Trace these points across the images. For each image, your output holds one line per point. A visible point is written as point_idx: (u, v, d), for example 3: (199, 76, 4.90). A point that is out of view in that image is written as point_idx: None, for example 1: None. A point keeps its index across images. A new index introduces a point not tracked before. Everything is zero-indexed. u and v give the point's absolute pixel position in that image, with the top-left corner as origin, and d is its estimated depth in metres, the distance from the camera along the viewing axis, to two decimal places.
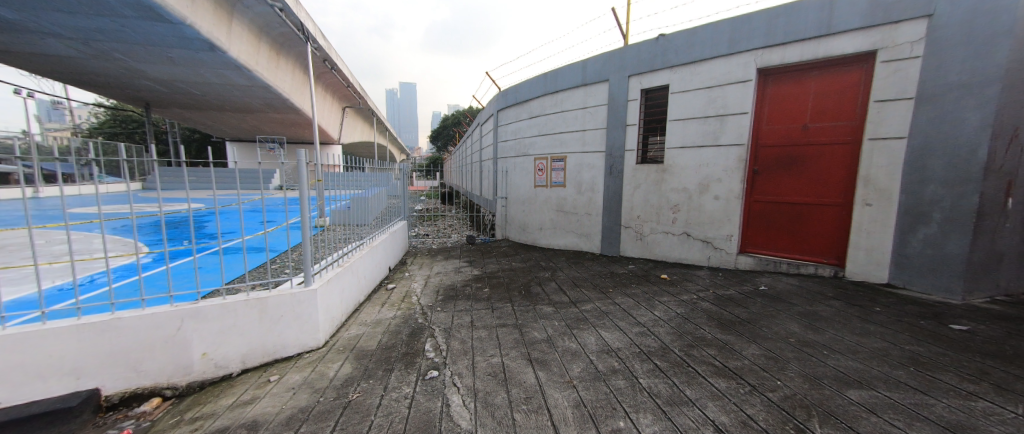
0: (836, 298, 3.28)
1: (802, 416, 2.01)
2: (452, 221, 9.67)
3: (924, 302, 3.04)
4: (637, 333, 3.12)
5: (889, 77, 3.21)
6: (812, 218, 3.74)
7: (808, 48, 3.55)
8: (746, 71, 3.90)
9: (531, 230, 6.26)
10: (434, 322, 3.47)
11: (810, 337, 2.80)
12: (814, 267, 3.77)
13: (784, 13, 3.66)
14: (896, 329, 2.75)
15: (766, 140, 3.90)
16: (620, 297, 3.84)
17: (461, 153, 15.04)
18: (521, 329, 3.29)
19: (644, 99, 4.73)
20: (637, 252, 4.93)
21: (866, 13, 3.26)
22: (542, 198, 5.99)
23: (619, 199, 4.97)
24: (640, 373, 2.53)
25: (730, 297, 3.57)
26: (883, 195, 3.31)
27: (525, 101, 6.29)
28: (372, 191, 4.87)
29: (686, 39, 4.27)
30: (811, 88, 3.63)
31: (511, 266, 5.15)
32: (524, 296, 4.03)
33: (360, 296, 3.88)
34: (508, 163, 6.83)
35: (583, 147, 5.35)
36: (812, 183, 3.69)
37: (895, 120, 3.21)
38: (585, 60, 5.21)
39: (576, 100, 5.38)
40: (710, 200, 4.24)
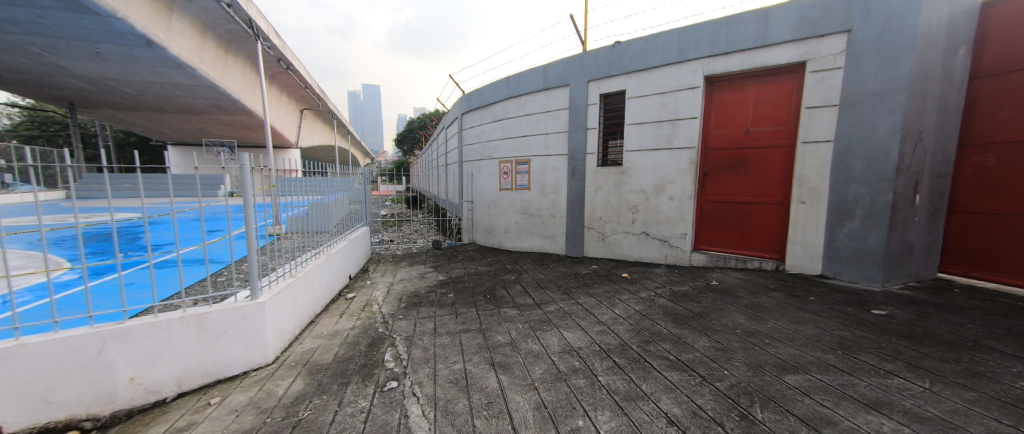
0: (778, 290, 3.53)
1: (746, 402, 2.14)
2: (419, 226, 9.47)
3: (851, 290, 3.34)
4: (598, 332, 3.19)
5: (817, 85, 3.51)
6: (756, 216, 4.00)
7: (748, 58, 3.81)
8: (694, 78, 4.12)
9: (498, 234, 6.25)
10: (396, 330, 3.37)
11: (754, 327, 2.99)
12: (759, 262, 4.02)
13: (726, 24, 3.91)
14: (828, 316, 3.00)
15: (714, 143, 4.14)
16: (582, 297, 3.92)
17: (426, 156, 14.80)
18: (485, 333, 3.26)
19: (603, 103, 4.88)
20: (600, 252, 5.06)
21: (795, 27, 3.55)
22: (508, 201, 6.01)
23: (582, 201, 5.08)
24: (600, 371, 2.59)
25: (684, 293, 3.74)
26: (815, 193, 3.61)
27: (489, 105, 6.30)
28: (333, 196, 4.69)
29: (640, 47, 4.45)
30: (751, 95, 3.90)
31: (477, 270, 5.12)
32: (489, 300, 4.01)
33: (316, 307, 3.70)
34: (473, 166, 6.79)
35: (546, 151, 5.42)
36: (755, 184, 3.96)
37: (823, 125, 3.51)
38: (546, 65, 5.31)
39: (538, 104, 5.46)
40: (665, 200, 4.43)
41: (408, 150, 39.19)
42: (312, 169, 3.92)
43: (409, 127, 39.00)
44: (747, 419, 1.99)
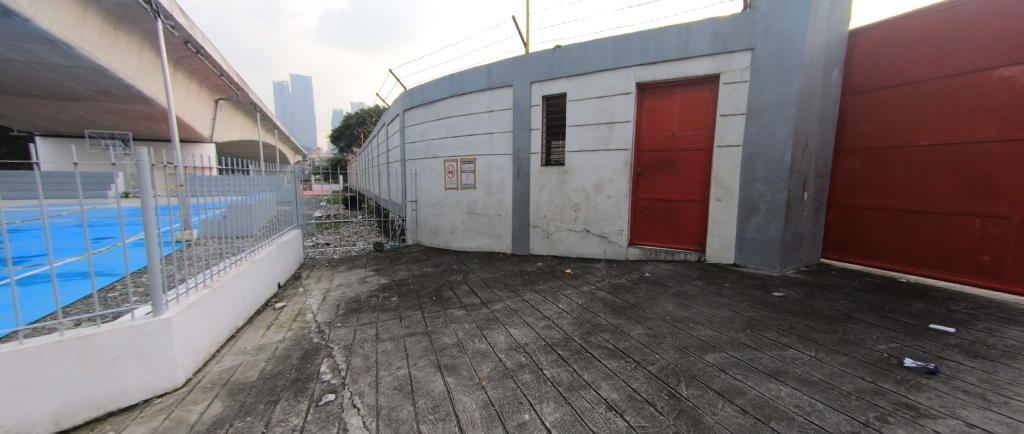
0: (699, 279, 3.93)
1: (674, 382, 2.36)
2: (358, 228, 8.95)
3: (757, 276, 3.83)
4: (544, 327, 3.28)
5: (728, 96, 3.97)
6: (682, 212, 4.41)
7: (672, 68, 4.18)
8: (627, 84, 4.41)
9: (444, 234, 6.14)
10: (333, 339, 3.15)
11: (681, 313, 3.30)
12: (684, 254, 4.44)
13: (653, 36, 4.24)
14: (739, 300, 3.41)
15: (646, 146, 4.47)
16: (528, 294, 4.01)
17: (366, 154, 14.03)
18: (432, 336, 3.19)
19: (545, 105, 5.03)
20: (544, 250, 5.20)
21: (711, 43, 3.97)
22: (453, 201, 5.93)
23: (527, 200, 5.19)
24: (545, 364, 2.67)
25: (621, 285, 4.00)
26: (728, 192, 4.07)
27: (433, 102, 6.14)
28: (257, 197, 4.24)
29: (578, 52, 4.66)
30: (676, 102, 4.28)
31: (423, 271, 4.97)
32: (435, 302, 3.93)
33: (237, 320, 3.32)
34: (417, 165, 6.58)
35: (491, 150, 5.44)
36: (680, 183, 4.36)
37: (734, 131, 3.98)
38: (490, 65, 5.32)
39: (482, 103, 5.45)
40: (604, 199, 4.70)
41: (347, 147, 36.81)
42: (231, 167, 3.51)
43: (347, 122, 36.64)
44: (675, 397, 2.19)
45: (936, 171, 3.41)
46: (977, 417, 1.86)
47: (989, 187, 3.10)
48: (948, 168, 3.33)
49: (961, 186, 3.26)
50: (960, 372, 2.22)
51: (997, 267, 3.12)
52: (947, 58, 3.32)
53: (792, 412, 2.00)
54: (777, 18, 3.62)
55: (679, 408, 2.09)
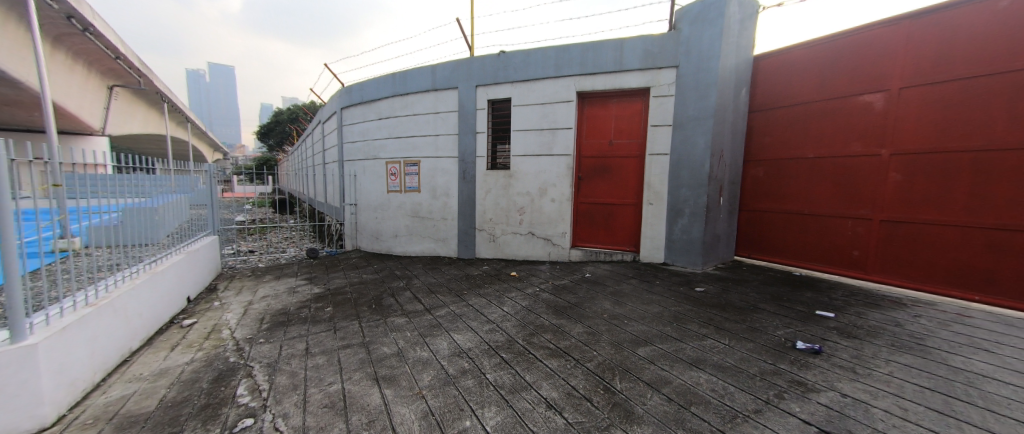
0: (634, 277, 4.20)
1: (609, 376, 2.48)
2: (289, 234, 8.22)
3: (683, 273, 4.20)
4: (487, 331, 3.27)
5: (657, 108, 4.31)
6: (618, 215, 4.68)
7: (609, 79, 4.44)
8: (568, 92, 4.60)
9: (386, 238, 5.88)
10: (253, 357, 2.84)
11: (617, 311, 3.49)
12: (621, 254, 4.71)
13: (591, 48, 4.47)
14: (667, 296, 3.70)
15: (586, 152, 4.68)
16: (473, 298, 3.97)
17: (299, 154, 12.98)
18: (369, 347, 3.02)
19: (490, 109, 5.06)
20: (491, 253, 5.21)
21: (642, 58, 4.29)
22: (396, 204, 5.71)
23: (473, 203, 5.16)
24: (488, 368, 2.66)
25: (564, 286, 4.14)
26: (658, 196, 4.41)
27: (374, 101, 5.88)
28: (162, 200, 3.68)
29: (522, 59, 4.76)
30: (613, 111, 4.55)
31: (362, 279, 4.70)
32: (374, 310, 3.73)
33: (131, 342, 2.85)
34: (357, 166, 6.23)
35: (435, 152, 5.33)
36: (617, 188, 4.63)
37: (662, 140, 4.32)
38: (434, 65, 5.23)
39: (426, 105, 5.33)
40: (547, 202, 4.83)
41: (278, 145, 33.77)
42: (130, 164, 3.02)
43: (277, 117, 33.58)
44: (609, 391, 2.31)
45: (821, 179, 4.00)
46: (849, 388, 2.21)
47: (858, 193, 3.72)
48: (829, 177, 3.93)
49: (838, 192, 3.87)
50: (837, 350, 2.62)
51: (864, 260, 3.74)
52: (827, 85, 3.92)
53: (709, 397, 2.21)
54: (697, 41, 4.02)
55: (613, 401, 2.20)
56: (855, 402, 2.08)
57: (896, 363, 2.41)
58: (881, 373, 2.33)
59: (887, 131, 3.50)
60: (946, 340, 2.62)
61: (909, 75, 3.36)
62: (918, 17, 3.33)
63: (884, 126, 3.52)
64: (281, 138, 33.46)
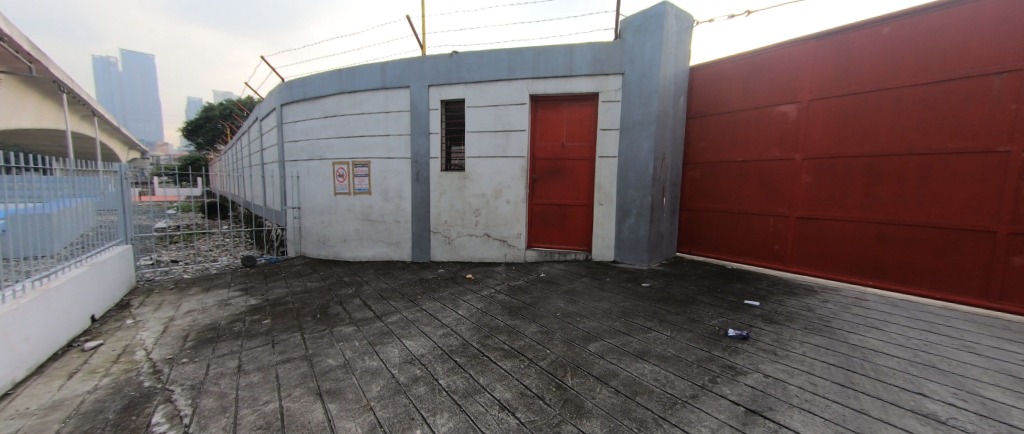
0: (586, 276, 4.34)
1: (561, 374, 2.53)
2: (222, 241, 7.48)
3: (631, 270, 4.41)
4: (441, 335, 3.21)
5: (606, 112, 4.50)
6: (571, 216, 4.82)
7: (560, 84, 4.56)
8: (521, 95, 4.65)
9: (334, 244, 5.57)
10: (174, 380, 2.53)
11: (569, 309, 3.58)
12: (574, 253, 4.85)
13: (543, 52, 4.57)
14: (616, 292, 3.87)
15: (540, 154, 4.77)
16: (427, 302, 3.88)
17: (234, 153, 11.89)
18: (312, 359, 2.82)
19: (444, 109, 4.98)
20: (446, 256, 5.13)
21: (591, 64, 4.46)
22: (345, 207, 5.43)
23: (427, 205, 5.05)
24: (441, 374, 2.60)
25: (519, 287, 4.17)
26: (608, 197, 4.61)
27: (319, 98, 5.54)
28: (59, 205, 3.17)
29: (475, 60, 4.74)
30: (564, 115, 4.69)
31: (307, 287, 4.40)
32: (318, 320, 3.51)
33: (14, 372, 2.42)
34: (300, 167, 5.83)
35: (387, 153, 5.14)
36: (570, 189, 4.76)
37: (611, 144, 4.52)
38: (383, 63, 5.05)
39: (376, 103, 5.13)
40: (503, 204, 4.85)
41: (209, 142, 30.71)
42: (21, 165, 2.59)
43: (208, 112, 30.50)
44: (561, 388, 2.36)
45: (748, 181, 4.40)
46: (771, 369, 2.44)
47: (779, 193, 4.14)
48: (755, 179, 4.34)
49: (762, 193, 4.29)
50: (761, 335, 2.89)
51: (784, 253, 4.18)
52: (751, 95, 4.33)
53: (652, 386, 2.33)
54: (640, 50, 4.25)
55: (564, 397, 2.25)
56: (775, 381, 2.30)
57: (809, 343, 2.72)
58: (796, 354, 2.61)
59: (800, 139, 3.94)
60: (848, 321, 2.99)
61: (816, 89, 3.81)
62: (821, 38, 3.79)
63: (798, 133, 3.96)
64: (211, 136, 30.42)
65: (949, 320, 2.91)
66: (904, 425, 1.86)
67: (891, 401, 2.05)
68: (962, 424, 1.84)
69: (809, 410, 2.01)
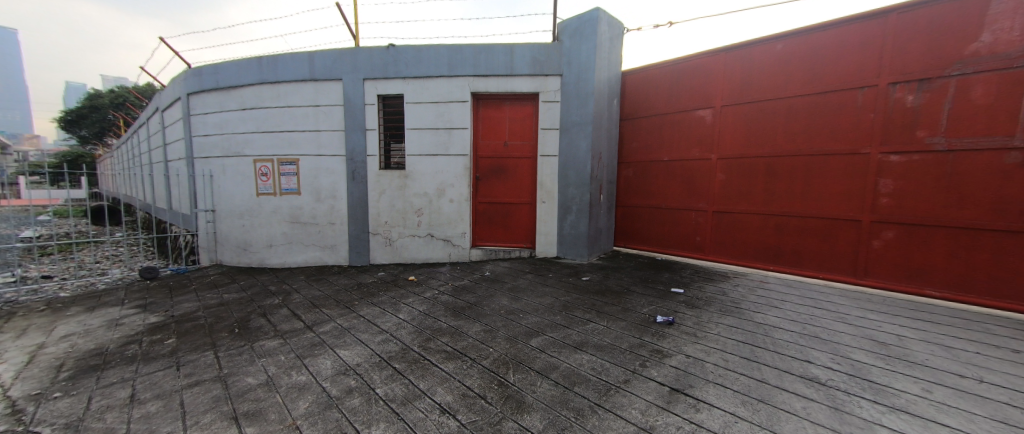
0: (530, 273, 4.42)
1: (503, 371, 2.54)
2: (113, 255, 6.40)
3: (572, 265, 4.58)
4: (379, 342, 3.05)
5: (546, 112, 4.61)
6: (515, 214, 4.87)
7: (501, 82, 4.58)
8: (463, 92, 4.59)
9: (258, 249, 5.05)
10: (41, 420, 2.10)
11: (513, 306, 3.62)
12: (518, 251, 4.91)
13: (483, 50, 4.55)
14: (558, 287, 3.99)
15: (483, 152, 4.76)
16: (364, 308, 3.67)
17: (127, 149, 10.24)
18: (227, 380, 2.51)
19: (381, 105, 4.75)
20: (387, 258, 4.90)
21: (531, 65, 4.54)
22: (270, 209, 4.95)
23: (365, 205, 4.79)
24: (378, 383, 2.46)
25: (463, 286, 4.13)
26: (550, 195, 4.73)
27: (235, 88, 4.98)
28: None
29: (414, 54, 4.58)
30: (506, 114, 4.72)
31: (222, 300, 3.93)
32: (237, 335, 3.16)
33: None
34: (213, 164, 5.19)
35: (317, 150, 4.78)
36: (513, 187, 4.81)
37: (552, 143, 4.64)
38: (311, 52, 4.68)
39: (304, 96, 4.74)
40: (446, 203, 4.76)
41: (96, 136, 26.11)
42: None
43: (94, 100, 25.91)
44: (503, 385, 2.37)
45: (673, 179, 4.79)
46: (692, 350, 2.68)
47: (698, 190, 4.57)
48: (678, 177, 4.74)
49: (685, 190, 4.69)
50: (684, 319, 3.17)
51: (703, 244, 4.61)
52: (673, 100, 4.71)
53: (589, 375, 2.43)
54: (577, 53, 4.42)
55: (506, 394, 2.26)
56: (695, 360, 2.53)
57: (722, 324, 3.03)
58: (712, 334, 2.89)
59: (715, 141, 4.38)
60: (754, 302, 3.39)
61: (726, 96, 4.26)
62: (729, 51, 4.24)
63: (713, 135, 4.40)
64: (99, 128, 25.89)
65: (830, 296, 3.43)
66: (795, 389, 2.15)
67: (786, 369, 2.36)
68: (837, 383, 2.17)
69: (722, 384, 2.24)
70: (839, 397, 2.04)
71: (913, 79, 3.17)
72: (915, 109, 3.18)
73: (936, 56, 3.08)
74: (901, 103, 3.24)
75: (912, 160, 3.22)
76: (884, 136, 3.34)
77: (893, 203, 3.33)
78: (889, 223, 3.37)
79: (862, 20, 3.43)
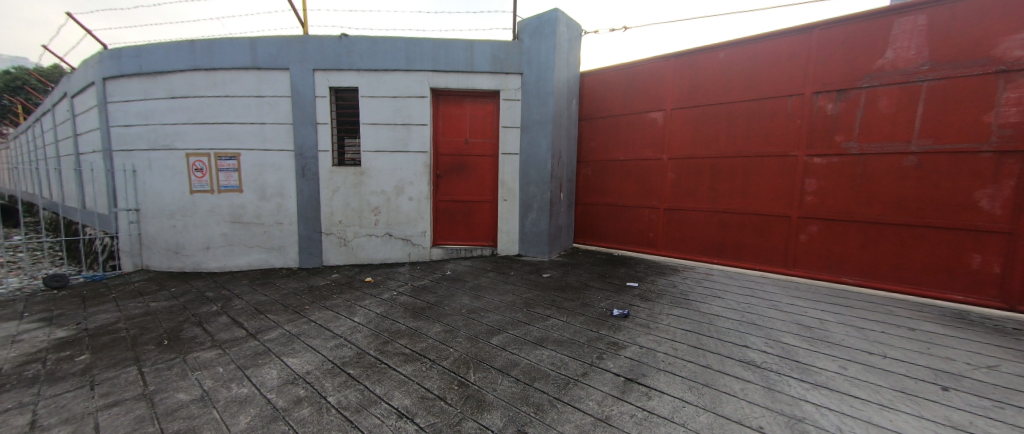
0: (492, 271, 4.42)
1: (464, 371, 2.51)
2: (10, 262, 5.54)
3: (534, 262, 4.64)
4: (332, 347, 2.90)
5: (507, 110, 4.62)
6: (476, 212, 4.83)
7: (461, 79, 4.51)
8: (421, 88, 4.47)
9: (192, 252, 4.61)
10: None
11: (474, 305, 3.59)
12: (480, 249, 4.88)
13: (443, 45, 4.45)
14: (520, 285, 4.02)
15: (443, 149, 4.67)
16: (316, 313, 3.47)
17: (26, 140, 8.89)
18: (153, 398, 2.26)
19: (333, 97, 4.51)
20: (341, 259, 4.67)
21: (491, 62, 4.52)
22: (207, 208, 4.52)
23: (316, 204, 4.52)
24: (330, 390, 2.33)
25: (423, 286, 4.03)
26: (511, 193, 4.74)
27: (161, 74, 4.48)
28: None
29: (368, 46, 4.38)
30: (466, 111, 4.66)
31: (149, 309, 3.53)
32: (167, 348, 2.85)
33: None
34: (137, 158, 4.64)
35: (261, 144, 4.44)
36: (474, 185, 4.76)
37: (513, 141, 4.66)
38: (252, 38, 4.33)
39: (245, 86, 4.38)
40: (404, 201, 4.62)
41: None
42: None
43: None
44: (463, 385, 2.34)
45: (628, 177, 5.00)
46: (646, 340, 2.81)
47: (651, 188, 4.80)
48: (633, 176, 4.95)
49: (639, 188, 4.91)
50: (638, 312, 3.32)
51: (656, 240, 4.85)
52: (628, 102, 4.91)
53: (549, 370, 2.47)
54: (537, 52, 4.46)
55: (466, 394, 2.24)
56: (647, 350, 2.66)
57: (672, 315, 3.21)
58: (663, 324, 3.06)
59: (666, 142, 4.63)
60: (700, 293, 3.64)
61: (676, 100, 4.51)
62: (678, 57, 4.49)
63: (664, 137, 4.64)
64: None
65: (765, 286, 3.75)
66: (735, 372, 2.33)
67: (727, 354, 2.55)
68: (769, 365, 2.38)
69: (671, 371, 2.37)
70: (771, 377, 2.24)
71: (832, 90, 3.55)
72: (834, 116, 3.56)
73: (850, 69, 3.46)
74: (822, 111, 3.62)
75: (832, 162, 3.60)
76: (809, 140, 3.70)
77: (816, 200, 3.71)
78: (813, 219, 3.75)
79: (791, 35, 3.77)
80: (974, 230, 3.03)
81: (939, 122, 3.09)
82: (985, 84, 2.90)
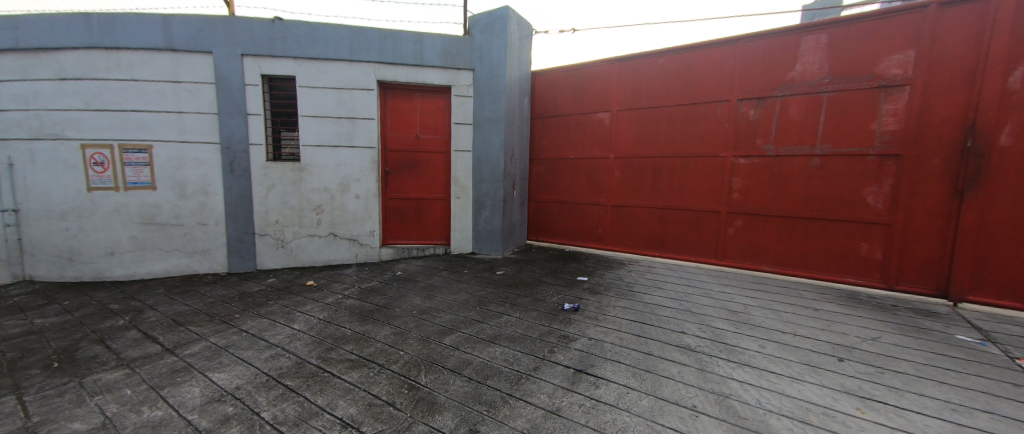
0: (445, 270, 4.34)
1: (415, 373, 2.44)
2: None
3: (488, 260, 4.64)
4: (267, 358, 2.67)
5: (459, 107, 4.55)
6: (428, 210, 4.71)
7: (410, 72, 4.37)
8: (367, 80, 4.25)
9: (92, 259, 3.99)
10: None
11: (426, 305, 3.51)
12: (433, 248, 4.77)
13: (390, 36, 4.27)
14: (473, 283, 3.99)
15: (392, 145, 4.49)
16: (249, 321, 3.17)
17: None
18: (37, 431, 1.91)
19: (266, 86, 4.13)
20: (278, 262, 4.32)
21: (441, 57, 4.42)
22: (111, 208, 3.94)
23: (248, 202, 4.13)
24: (264, 405, 2.14)
25: (372, 288, 3.86)
26: (464, 190, 4.69)
27: (46, 49, 3.81)
28: None
29: (307, 32, 4.07)
30: (416, 106, 4.52)
31: (33, 327, 2.99)
32: (57, 371, 2.44)
33: None
34: (13, 148, 3.91)
35: (179, 135, 3.95)
36: (425, 183, 4.64)
37: (465, 138, 4.60)
38: (165, 15, 3.83)
39: (158, 69, 3.87)
40: (350, 199, 4.38)
41: None
42: None
43: None
44: (414, 388, 2.27)
45: (579, 175, 5.17)
46: (594, 332, 2.93)
47: (600, 186, 5.01)
48: (583, 174, 5.12)
49: (589, 186, 5.10)
50: (587, 305, 3.45)
51: (604, 235, 5.07)
52: (578, 102, 5.07)
53: (501, 367, 2.48)
54: (488, 49, 4.44)
55: (416, 397, 2.18)
56: (595, 342, 2.77)
57: (618, 306, 3.38)
58: (610, 316, 3.20)
59: (612, 142, 4.84)
60: (643, 285, 3.87)
61: (621, 102, 4.73)
62: (622, 61, 4.71)
63: (611, 137, 4.85)
64: None
65: (699, 276, 4.09)
66: (673, 357, 2.50)
67: (666, 341, 2.73)
68: (702, 348, 2.59)
69: (617, 360, 2.50)
70: (704, 359, 2.44)
71: (754, 97, 3.94)
72: (755, 121, 3.96)
73: (768, 80, 3.86)
74: (745, 116, 4.00)
75: (753, 163, 4.00)
76: (735, 142, 4.08)
77: (741, 197, 4.10)
78: (739, 214, 4.15)
79: (719, 45, 4.11)
80: (863, 222, 3.52)
81: (837, 129, 3.56)
82: (871, 97, 3.38)
